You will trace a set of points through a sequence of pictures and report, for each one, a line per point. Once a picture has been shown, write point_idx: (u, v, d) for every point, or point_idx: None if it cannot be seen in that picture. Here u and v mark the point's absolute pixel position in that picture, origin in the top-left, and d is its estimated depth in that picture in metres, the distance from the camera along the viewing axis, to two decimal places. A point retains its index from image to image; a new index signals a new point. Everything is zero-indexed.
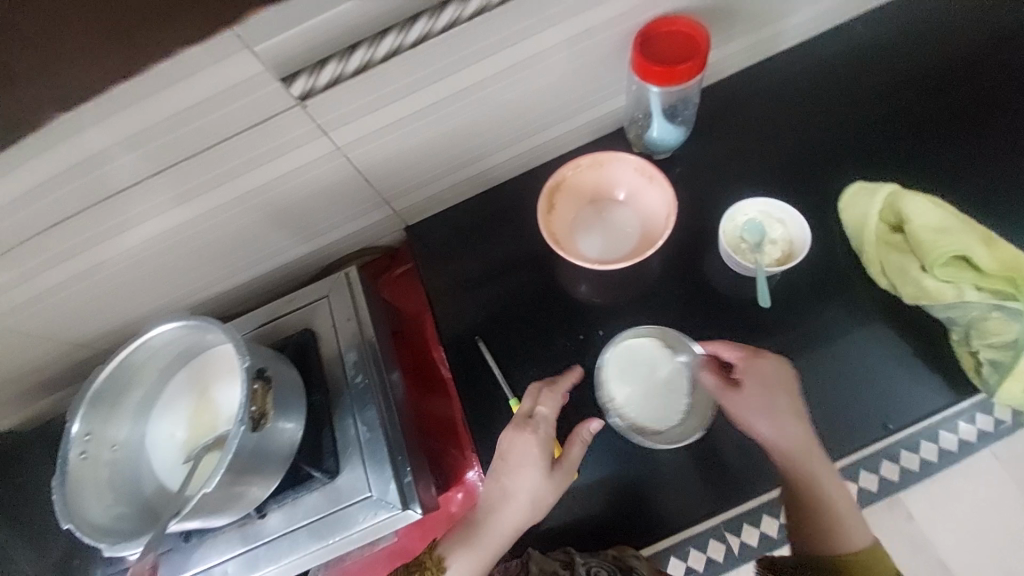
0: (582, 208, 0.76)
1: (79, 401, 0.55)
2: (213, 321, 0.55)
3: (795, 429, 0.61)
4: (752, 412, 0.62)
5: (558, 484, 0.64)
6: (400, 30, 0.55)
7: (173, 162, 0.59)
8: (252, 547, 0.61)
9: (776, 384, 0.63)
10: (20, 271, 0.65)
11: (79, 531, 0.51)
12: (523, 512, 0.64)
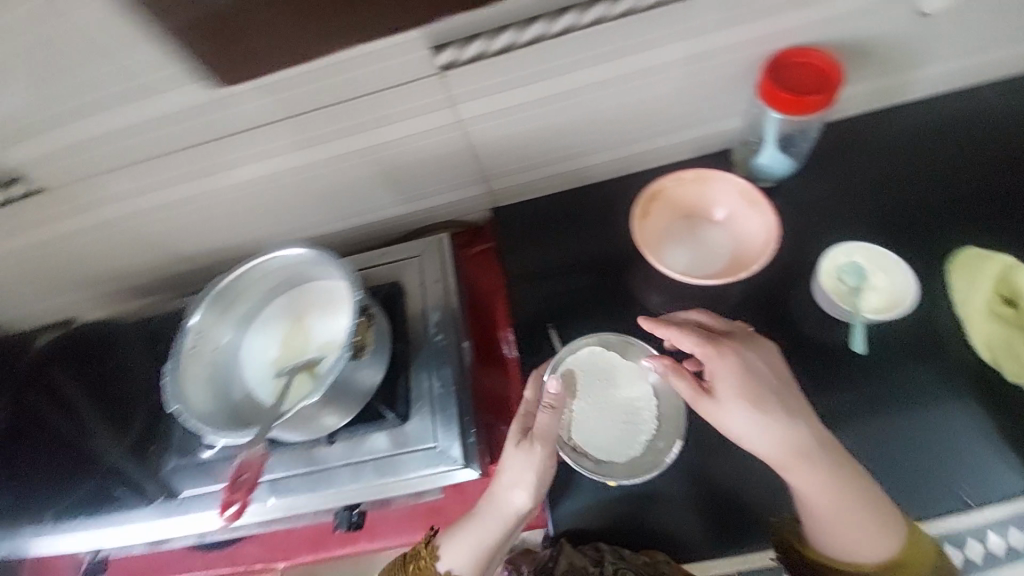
0: (675, 220, 0.77)
1: (200, 301, 0.61)
2: (332, 256, 0.60)
3: (783, 433, 0.57)
4: (724, 412, 0.59)
5: (529, 457, 0.62)
6: (549, 20, 0.57)
7: (304, 111, 0.62)
8: (317, 469, 0.65)
9: (749, 391, 0.58)
10: (141, 187, 0.70)
11: (185, 413, 0.56)
12: (508, 488, 0.63)
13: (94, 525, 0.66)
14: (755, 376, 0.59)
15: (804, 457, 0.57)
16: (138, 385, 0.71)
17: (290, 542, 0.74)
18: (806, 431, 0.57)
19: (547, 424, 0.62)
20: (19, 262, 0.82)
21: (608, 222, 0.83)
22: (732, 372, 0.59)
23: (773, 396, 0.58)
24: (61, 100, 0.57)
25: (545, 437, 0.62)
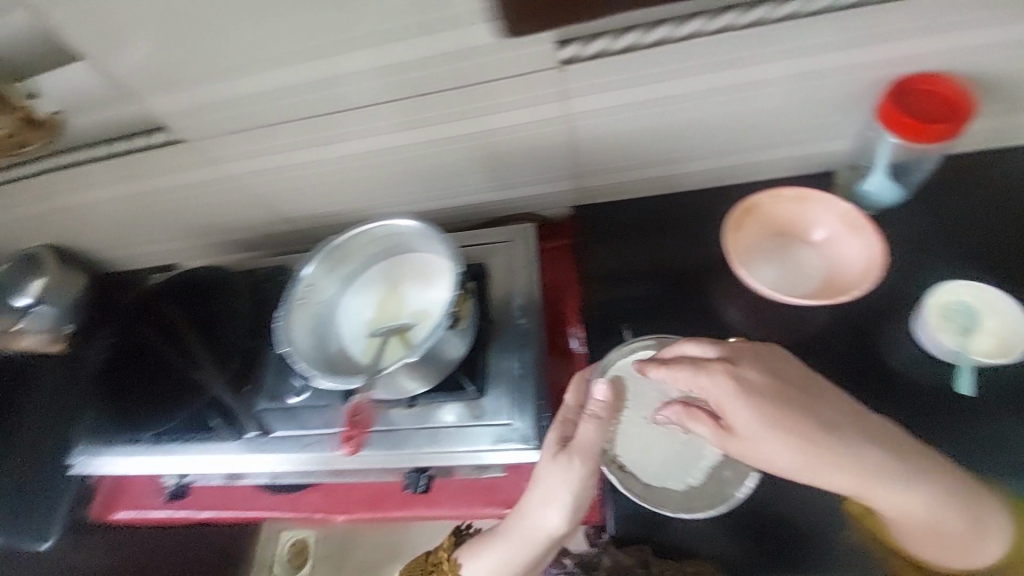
0: (766, 236, 0.74)
1: (314, 258, 0.66)
2: (437, 230, 0.64)
3: (843, 466, 0.53)
4: (766, 456, 0.55)
5: (568, 477, 0.59)
6: (675, 24, 0.59)
7: (426, 92, 0.65)
8: (394, 429, 0.68)
9: (771, 429, 0.54)
10: (259, 149, 0.74)
11: (292, 356, 0.61)
12: (538, 507, 0.61)
13: (185, 451, 0.70)
14: (768, 401, 0.54)
15: (857, 469, 0.54)
16: (239, 329, 0.73)
17: (350, 497, 0.77)
18: (846, 445, 0.54)
19: (587, 435, 0.59)
20: (133, 207, 0.88)
21: (693, 231, 0.82)
22: (746, 410, 0.54)
23: (800, 421, 0.54)
24: (213, 61, 0.61)
25: (584, 452, 0.59)
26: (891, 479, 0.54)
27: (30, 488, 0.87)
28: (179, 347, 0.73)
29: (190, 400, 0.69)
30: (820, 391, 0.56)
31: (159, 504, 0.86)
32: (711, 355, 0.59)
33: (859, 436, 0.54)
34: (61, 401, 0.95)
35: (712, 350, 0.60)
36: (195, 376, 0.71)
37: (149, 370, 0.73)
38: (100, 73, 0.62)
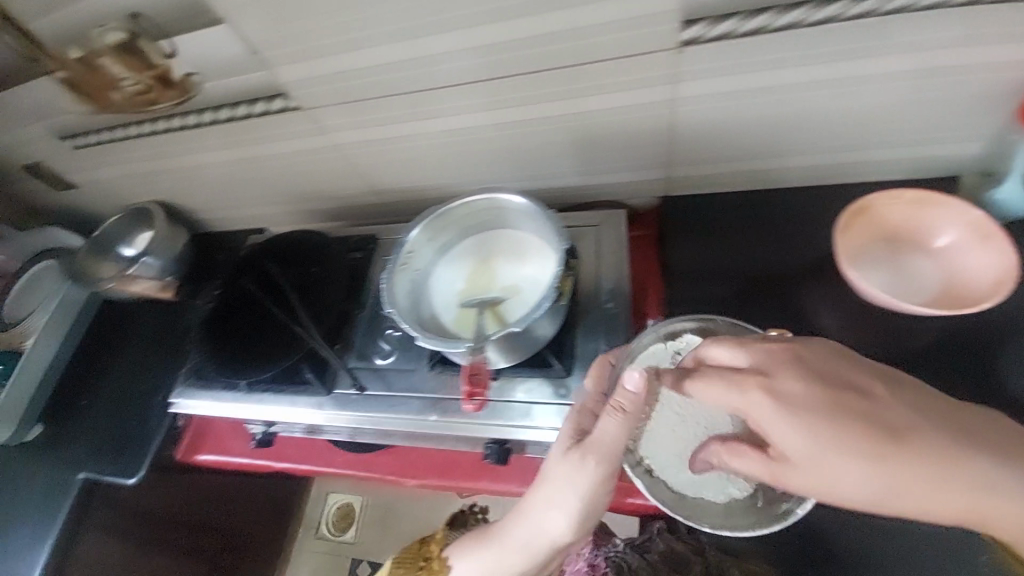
0: (875, 241, 0.70)
1: (417, 223, 0.68)
2: (543, 207, 0.64)
3: (929, 483, 0.46)
4: (835, 484, 0.48)
5: (582, 477, 0.57)
6: (812, 7, 0.55)
7: (536, 69, 0.65)
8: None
9: (827, 452, 0.47)
10: (363, 120, 0.77)
11: (396, 314, 0.62)
12: (543, 511, 0.60)
13: (279, 401, 0.74)
14: (819, 418, 0.48)
15: (939, 483, 0.46)
16: (335, 293, 0.77)
17: (420, 465, 0.80)
18: (917, 457, 0.46)
19: (608, 431, 0.57)
20: (236, 171, 0.94)
21: (789, 232, 0.79)
22: (793, 427, 0.48)
23: (861, 437, 0.47)
24: (339, 33, 0.64)
25: (599, 451, 0.57)
26: (977, 487, 0.47)
27: (130, 425, 0.95)
28: (280, 302, 0.77)
29: (284, 355, 0.72)
30: (877, 395, 0.49)
31: (242, 451, 0.91)
32: (744, 365, 0.53)
33: (930, 443, 0.47)
34: (161, 349, 1.03)
35: (744, 358, 0.53)
36: (291, 332, 0.74)
37: (252, 321, 0.77)
38: (229, 42, 0.66)
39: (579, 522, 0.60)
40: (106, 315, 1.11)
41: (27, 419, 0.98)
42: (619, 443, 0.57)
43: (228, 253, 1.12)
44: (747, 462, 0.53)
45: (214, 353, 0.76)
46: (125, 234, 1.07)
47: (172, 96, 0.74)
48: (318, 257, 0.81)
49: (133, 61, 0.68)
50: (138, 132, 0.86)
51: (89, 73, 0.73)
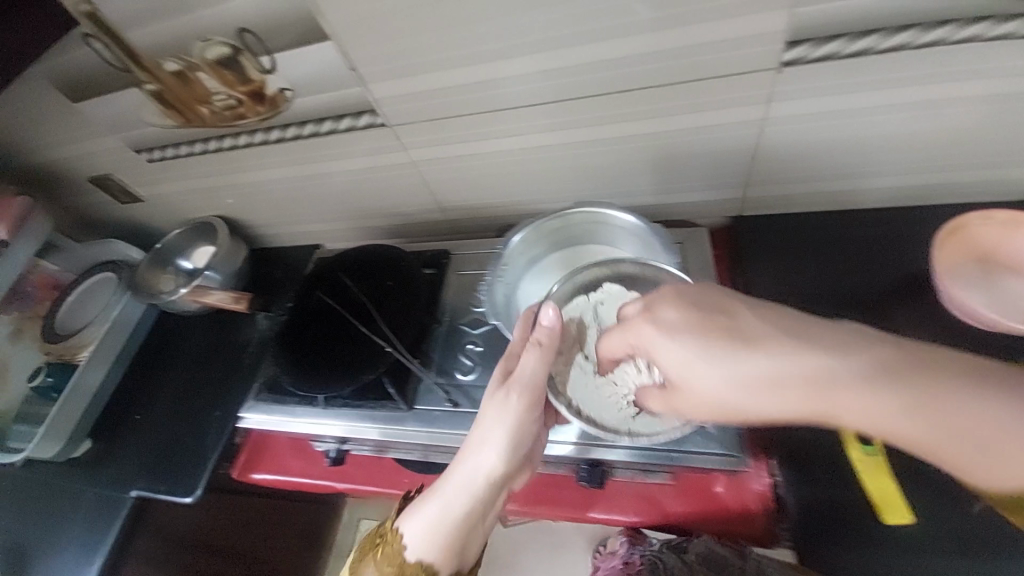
0: (967, 263, 0.69)
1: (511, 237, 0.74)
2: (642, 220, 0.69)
3: (818, 381, 0.38)
4: (728, 399, 0.43)
5: (507, 408, 0.62)
6: (920, 30, 0.55)
7: (629, 89, 0.67)
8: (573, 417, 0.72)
9: (686, 359, 0.45)
10: (445, 137, 0.78)
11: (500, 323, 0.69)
12: (477, 452, 0.62)
13: (359, 416, 0.73)
14: (691, 334, 0.45)
15: (814, 389, 0.38)
16: (417, 307, 0.76)
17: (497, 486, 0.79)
18: (775, 358, 0.40)
19: (527, 365, 0.61)
20: (304, 186, 0.95)
21: (879, 252, 0.77)
22: (674, 347, 0.46)
23: (709, 340, 0.44)
24: (439, 52, 0.66)
25: (523, 385, 0.62)
26: (879, 401, 0.36)
27: (181, 442, 0.94)
28: (362, 317, 0.77)
29: (370, 367, 0.72)
30: (745, 310, 0.44)
31: (299, 470, 0.89)
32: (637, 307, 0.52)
33: (803, 348, 0.40)
34: (213, 364, 1.02)
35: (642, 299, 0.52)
36: (377, 346, 0.74)
37: (332, 335, 0.78)
38: (329, 58, 0.68)
39: (511, 458, 0.63)
40: (158, 329, 1.11)
41: (76, 434, 0.97)
42: (540, 379, 0.61)
43: (284, 269, 1.11)
44: (652, 399, 0.53)
45: (295, 368, 0.76)
46: (184, 247, 1.09)
47: (262, 112, 0.75)
48: (399, 273, 0.80)
49: (231, 77, 0.71)
50: (217, 146, 0.87)
51: (182, 88, 0.74)
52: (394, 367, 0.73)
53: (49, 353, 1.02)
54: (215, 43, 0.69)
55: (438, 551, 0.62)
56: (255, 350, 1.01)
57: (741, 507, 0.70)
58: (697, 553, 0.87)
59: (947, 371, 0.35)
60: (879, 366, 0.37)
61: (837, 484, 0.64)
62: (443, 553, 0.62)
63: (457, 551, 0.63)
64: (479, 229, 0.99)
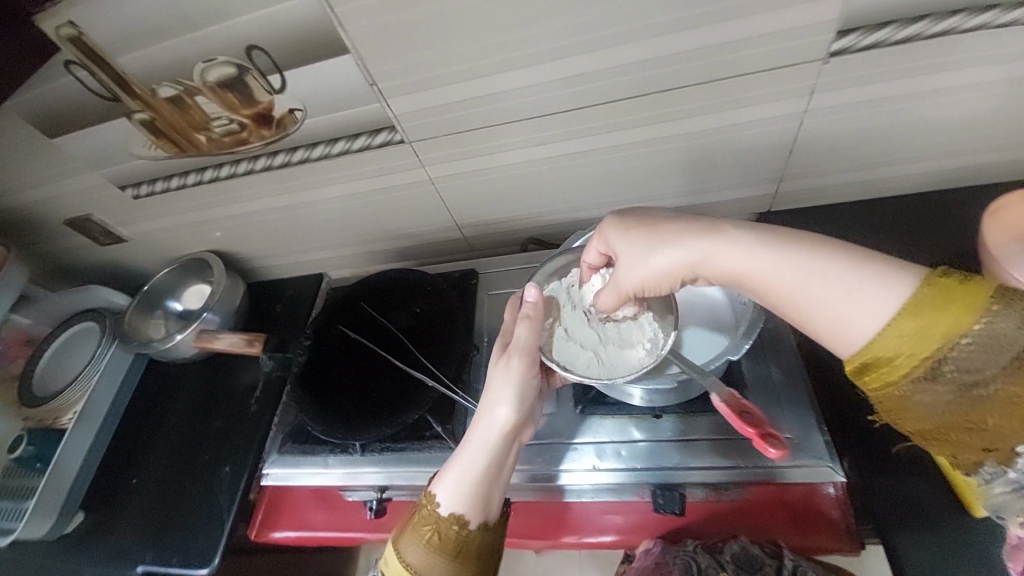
0: (1012, 242, 0.65)
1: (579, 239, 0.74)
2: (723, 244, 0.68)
3: (718, 234, 0.51)
4: (644, 265, 0.55)
5: (508, 371, 0.62)
6: (969, 14, 0.54)
7: (666, 90, 0.63)
8: (643, 439, 0.65)
9: (630, 242, 0.56)
10: (467, 150, 0.73)
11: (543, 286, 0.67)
12: (490, 406, 0.62)
13: (404, 460, 0.67)
14: (637, 223, 0.56)
15: (715, 261, 0.51)
16: (458, 333, 0.72)
17: (547, 522, 0.72)
18: (691, 235, 0.53)
19: (522, 335, 0.62)
20: (308, 214, 0.87)
21: (919, 237, 0.74)
22: (620, 235, 0.57)
23: (650, 237, 0.55)
24: (468, 60, 0.61)
25: (520, 349, 0.62)
26: (766, 269, 0.49)
27: (189, 502, 0.84)
28: (398, 351, 0.73)
29: (413, 404, 0.67)
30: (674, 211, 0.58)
31: (324, 522, 0.81)
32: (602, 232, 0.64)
33: (716, 231, 0.52)
34: (216, 413, 0.92)
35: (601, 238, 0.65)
36: (417, 383, 0.69)
37: (365, 373, 0.73)
38: (346, 73, 0.63)
39: (523, 408, 0.62)
40: (149, 380, 1.01)
41: (68, 505, 0.88)
42: (531, 343, 0.62)
43: (285, 301, 1.02)
44: (604, 296, 0.60)
45: (324, 413, 0.69)
46: (174, 288, 1.01)
47: (266, 134, 0.71)
48: (434, 300, 0.76)
49: (233, 99, 0.66)
50: (212, 176, 0.80)
51: (178, 114, 0.69)
52: (438, 401, 0.68)
53: (30, 419, 0.92)
54: (219, 63, 0.62)
55: (466, 501, 0.60)
56: (262, 396, 0.91)
57: (814, 511, 0.65)
58: (726, 554, 0.68)
59: (818, 247, 0.48)
60: (775, 247, 0.49)
61: (911, 476, 0.59)
62: (473, 503, 0.60)
63: (485, 501, 0.61)
64: (499, 245, 0.93)
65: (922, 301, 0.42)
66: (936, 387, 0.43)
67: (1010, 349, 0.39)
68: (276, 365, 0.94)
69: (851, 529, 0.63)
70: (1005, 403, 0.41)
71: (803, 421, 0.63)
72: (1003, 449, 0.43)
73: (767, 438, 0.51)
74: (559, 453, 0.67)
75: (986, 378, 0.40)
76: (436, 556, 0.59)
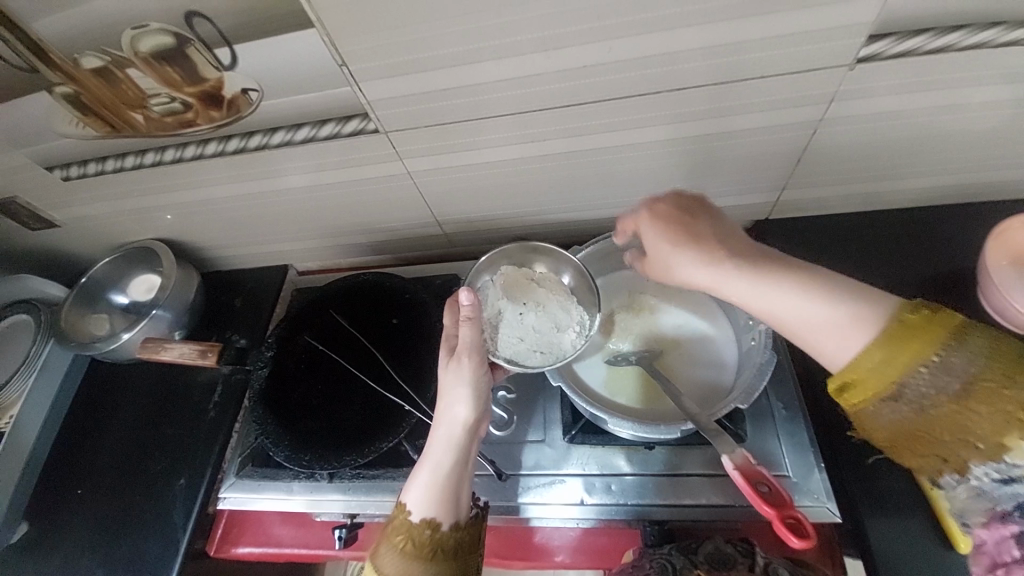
0: (1014, 268, 0.64)
1: (568, 258, 0.70)
2: None
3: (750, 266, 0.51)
4: (672, 271, 0.55)
5: (460, 372, 0.59)
6: (1007, 26, 0.50)
7: (676, 89, 0.57)
8: (631, 473, 0.63)
9: (662, 248, 0.54)
10: (452, 144, 0.65)
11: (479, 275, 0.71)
12: (444, 408, 0.59)
13: (383, 487, 0.67)
14: (683, 225, 0.54)
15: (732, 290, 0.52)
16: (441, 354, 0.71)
17: (529, 542, 0.69)
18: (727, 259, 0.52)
19: (466, 337, 0.59)
20: (268, 204, 0.78)
21: (916, 250, 0.73)
22: (657, 231, 0.55)
23: (677, 246, 0.53)
24: (456, 42, 0.52)
25: (468, 351, 0.59)
26: (773, 306, 0.51)
27: (132, 522, 0.76)
28: (376, 373, 0.72)
29: (389, 432, 0.66)
30: (709, 219, 0.55)
31: (291, 539, 0.76)
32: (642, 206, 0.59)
33: (744, 261, 0.52)
34: (168, 420, 0.83)
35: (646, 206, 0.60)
36: (395, 412, 0.68)
37: (337, 393, 0.71)
38: (311, 50, 0.53)
39: (482, 404, 0.60)
40: (92, 380, 0.91)
41: (10, 518, 0.78)
42: (479, 342, 0.59)
43: (243, 295, 0.93)
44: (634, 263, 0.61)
45: (289, 437, 0.68)
46: (117, 279, 0.90)
47: (216, 117, 0.61)
48: (422, 315, 0.75)
49: (172, 74, 0.56)
50: (154, 159, 0.69)
51: (108, 89, 0.58)
52: (414, 425, 0.67)
53: None
54: (152, 31, 0.52)
55: (438, 503, 0.56)
56: (220, 402, 0.83)
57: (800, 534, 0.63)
58: (698, 551, 0.55)
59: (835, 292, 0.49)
60: (792, 289, 0.50)
61: (899, 513, 0.58)
62: (446, 504, 0.56)
63: (456, 499, 0.57)
64: (483, 244, 0.86)
65: (897, 338, 0.47)
66: (903, 406, 0.47)
67: (957, 381, 0.46)
68: (235, 368, 0.86)
69: (835, 556, 0.61)
70: (955, 421, 0.46)
71: (803, 457, 0.62)
72: (954, 460, 0.48)
73: (784, 519, 0.47)
74: (533, 482, 0.65)
75: (943, 401, 0.46)
76: (412, 561, 0.54)
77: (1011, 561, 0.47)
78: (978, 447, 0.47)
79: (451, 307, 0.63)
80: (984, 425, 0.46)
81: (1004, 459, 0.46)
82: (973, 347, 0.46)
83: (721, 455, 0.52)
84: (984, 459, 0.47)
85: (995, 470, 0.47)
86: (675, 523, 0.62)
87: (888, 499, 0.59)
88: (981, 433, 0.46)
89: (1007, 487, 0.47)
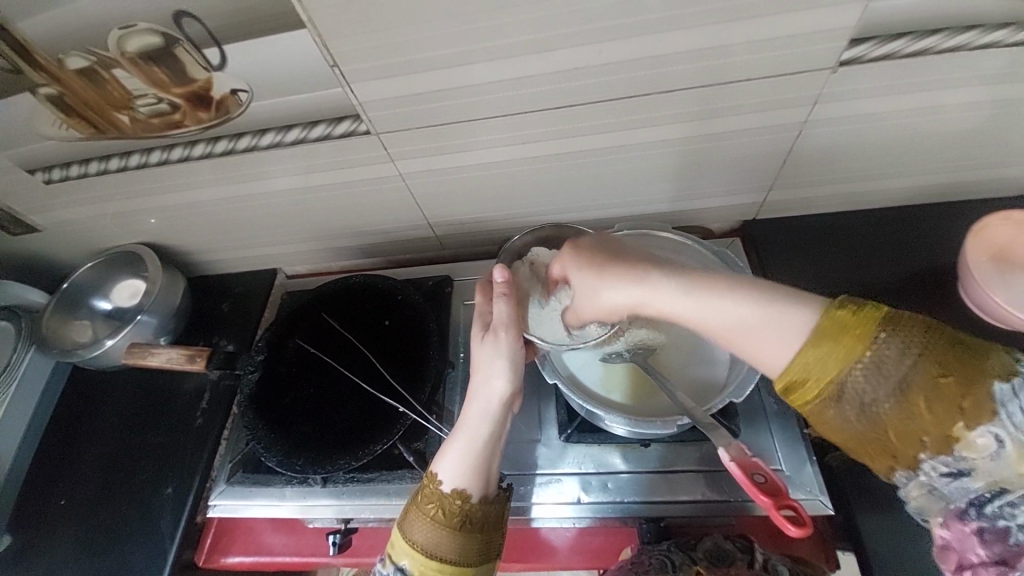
0: (994, 265, 0.66)
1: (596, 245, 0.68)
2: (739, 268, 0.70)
3: (664, 277, 0.53)
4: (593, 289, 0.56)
5: (498, 346, 0.60)
6: (980, 31, 0.52)
7: (666, 91, 0.58)
8: (627, 470, 0.63)
9: (585, 279, 0.58)
10: (444, 146, 0.65)
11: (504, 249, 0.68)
12: (483, 380, 0.60)
13: (379, 490, 0.67)
14: (603, 257, 0.58)
15: (652, 300, 0.53)
16: (437, 354, 0.70)
17: (525, 544, 0.69)
18: (640, 274, 0.54)
19: (501, 312, 0.60)
20: (258, 207, 0.77)
21: (898, 248, 0.75)
22: (578, 263, 0.59)
23: (595, 270, 0.57)
24: (448, 44, 0.53)
25: (503, 326, 0.61)
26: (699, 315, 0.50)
27: (117, 533, 0.74)
28: (369, 374, 0.71)
29: (385, 434, 0.65)
30: (631, 254, 0.58)
31: (282, 548, 0.75)
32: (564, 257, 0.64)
33: (657, 273, 0.54)
34: (154, 428, 0.82)
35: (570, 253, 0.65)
36: (389, 415, 0.67)
37: (331, 394, 0.71)
38: (303, 50, 0.53)
39: (519, 377, 0.61)
40: (74, 388, 0.88)
41: None
42: (514, 317, 0.60)
43: (232, 300, 0.92)
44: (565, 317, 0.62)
45: (283, 441, 0.67)
46: (101, 285, 0.88)
47: (205, 118, 0.61)
48: (416, 314, 0.74)
49: (160, 75, 0.55)
50: (141, 161, 0.68)
51: (93, 90, 0.57)
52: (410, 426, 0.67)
53: None
54: (140, 31, 0.52)
55: (469, 475, 0.56)
56: (208, 408, 0.81)
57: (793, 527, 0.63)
58: (696, 548, 0.55)
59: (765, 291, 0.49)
60: (708, 291, 0.50)
61: (890, 507, 0.59)
62: (477, 476, 0.56)
63: (486, 473, 0.57)
64: (475, 245, 0.86)
65: (827, 330, 0.45)
66: (841, 405, 0.45)
67: (893, 373, 0.43)
68: (224, 374, 0.84)
69: (828, 549, 0.62)
70: (896, 416, 0.43)
71: (796, 451, 0.63)
72: (903, 456, 0.45)
73: (779, 508, 0.48)
74: (529, 481, 0.65)
75: (876, 396, 0.44)
76: (440, 530, 0.54)
77: (978, 562, 0.44)
78: (929, 445, 0.43)
79: (483, 291, 0.65)
80: (923, 420, 0.43)
81: (953, 452, 0.43)
82: (906, 336, 0.44)
83: (717, 448, 0.53)
84: (934, 454, 0.43)
85: (942, 465, 0.43)
86: (671, 520, 0.62)
87: (880, 494, 0.60)
88: (930, 429, 0.43)
89: (956, 483, 0.44)
